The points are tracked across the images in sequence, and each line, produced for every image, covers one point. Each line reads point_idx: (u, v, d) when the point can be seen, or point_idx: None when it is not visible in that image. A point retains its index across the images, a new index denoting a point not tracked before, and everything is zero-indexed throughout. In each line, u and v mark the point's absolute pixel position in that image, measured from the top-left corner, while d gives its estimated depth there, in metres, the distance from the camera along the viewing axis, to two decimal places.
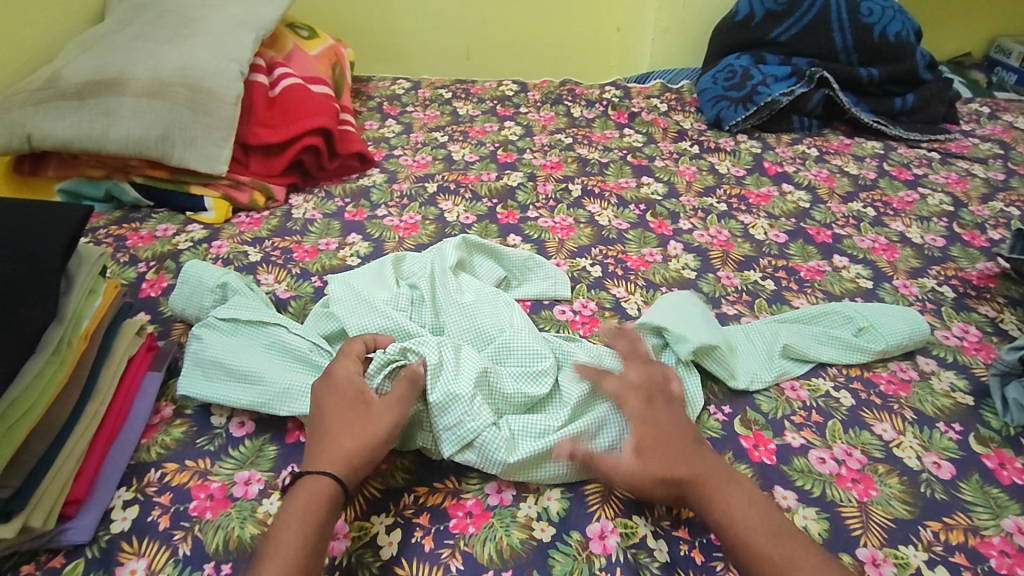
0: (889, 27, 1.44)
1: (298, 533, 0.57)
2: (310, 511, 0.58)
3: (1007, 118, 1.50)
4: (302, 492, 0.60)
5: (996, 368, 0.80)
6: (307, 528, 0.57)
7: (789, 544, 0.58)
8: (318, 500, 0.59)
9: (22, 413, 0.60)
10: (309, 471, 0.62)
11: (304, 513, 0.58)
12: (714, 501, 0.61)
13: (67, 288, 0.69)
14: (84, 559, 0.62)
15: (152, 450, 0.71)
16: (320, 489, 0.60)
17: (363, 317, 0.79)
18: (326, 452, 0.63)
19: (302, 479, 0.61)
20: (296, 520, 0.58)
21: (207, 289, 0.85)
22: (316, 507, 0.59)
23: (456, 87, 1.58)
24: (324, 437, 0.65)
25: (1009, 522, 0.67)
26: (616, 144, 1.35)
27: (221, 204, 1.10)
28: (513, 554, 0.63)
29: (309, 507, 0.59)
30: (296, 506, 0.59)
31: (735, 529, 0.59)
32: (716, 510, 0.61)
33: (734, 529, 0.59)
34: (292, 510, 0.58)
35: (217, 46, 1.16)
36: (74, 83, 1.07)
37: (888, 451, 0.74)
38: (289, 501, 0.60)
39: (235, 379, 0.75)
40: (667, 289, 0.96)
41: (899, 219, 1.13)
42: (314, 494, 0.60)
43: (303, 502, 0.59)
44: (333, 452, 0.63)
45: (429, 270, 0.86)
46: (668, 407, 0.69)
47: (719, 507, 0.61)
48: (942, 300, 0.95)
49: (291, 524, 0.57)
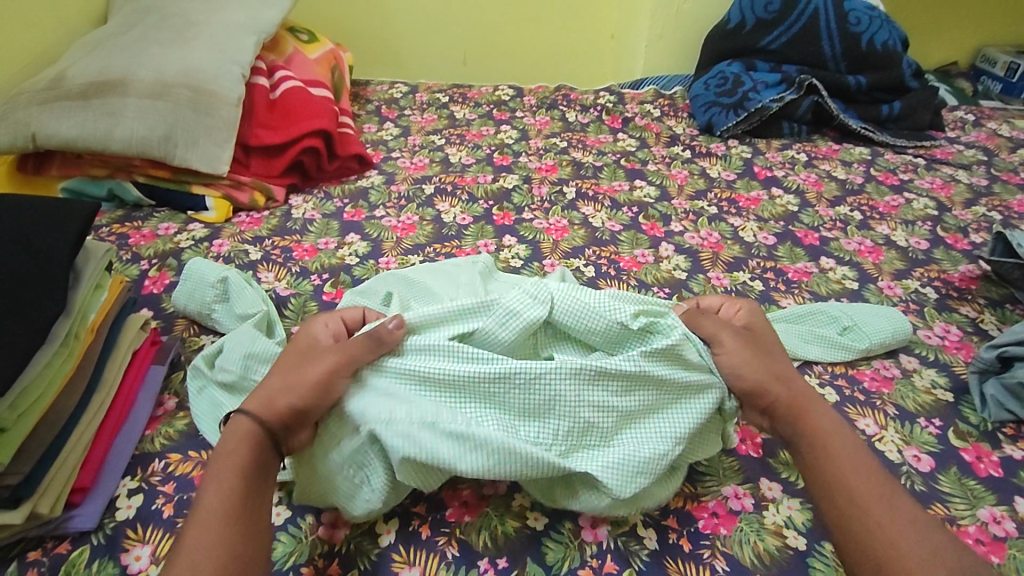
0: (876, 37, 1.47)
1: (230, 477, 0.58)
2: (236, 457, 0.60)
3: (991, 125, 1.54)
4: (232, 440, 0.61)
5: (974, 366, 0.83)
6: (237, 472, 0.58)
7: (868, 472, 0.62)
8: (244, 447, 0.60)
9: (31, 402, 0.62)
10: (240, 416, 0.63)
11: (234, 459, 0.59)
12: (811, 420, 0.65)
13: (75, 283, 0.71)
14: (90, 546, 0.63)
15: (156, 441, 0.73)
16: (249, 436, 0.61)
17: None
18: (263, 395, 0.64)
19: (232, 428, 0.62)
20: (223, 464, 0.59)
21: (208, 283, 0.87)
22: (247, 452, 0.60)
23: (453, 91, 1.60)
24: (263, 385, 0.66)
25: (985, 512, 0.70)
26: (610, 148, 1.38)
27: (223, 204, 1.12)
28: (508, 541, 0.65)
29: (236, 453, 0.60)
30: (224, 450, 0.60)
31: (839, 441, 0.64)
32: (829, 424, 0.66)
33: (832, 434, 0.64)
34: (222, 453, 0.60)
35: (219, 49, 1.19)
36: (79, 84, 1.09)
37: (871, 445, 0.76)
38: (221, 449, 0.61)
39: None
40: (658, 289, 0.98)
41: (884, 222, 1.16)
42: (243, 440, 0.61)
43: (234, 450, 0.60)
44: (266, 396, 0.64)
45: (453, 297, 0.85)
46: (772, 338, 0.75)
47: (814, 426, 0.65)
48: (925, 301, 0.98)
49: (220, 467, 0.59)
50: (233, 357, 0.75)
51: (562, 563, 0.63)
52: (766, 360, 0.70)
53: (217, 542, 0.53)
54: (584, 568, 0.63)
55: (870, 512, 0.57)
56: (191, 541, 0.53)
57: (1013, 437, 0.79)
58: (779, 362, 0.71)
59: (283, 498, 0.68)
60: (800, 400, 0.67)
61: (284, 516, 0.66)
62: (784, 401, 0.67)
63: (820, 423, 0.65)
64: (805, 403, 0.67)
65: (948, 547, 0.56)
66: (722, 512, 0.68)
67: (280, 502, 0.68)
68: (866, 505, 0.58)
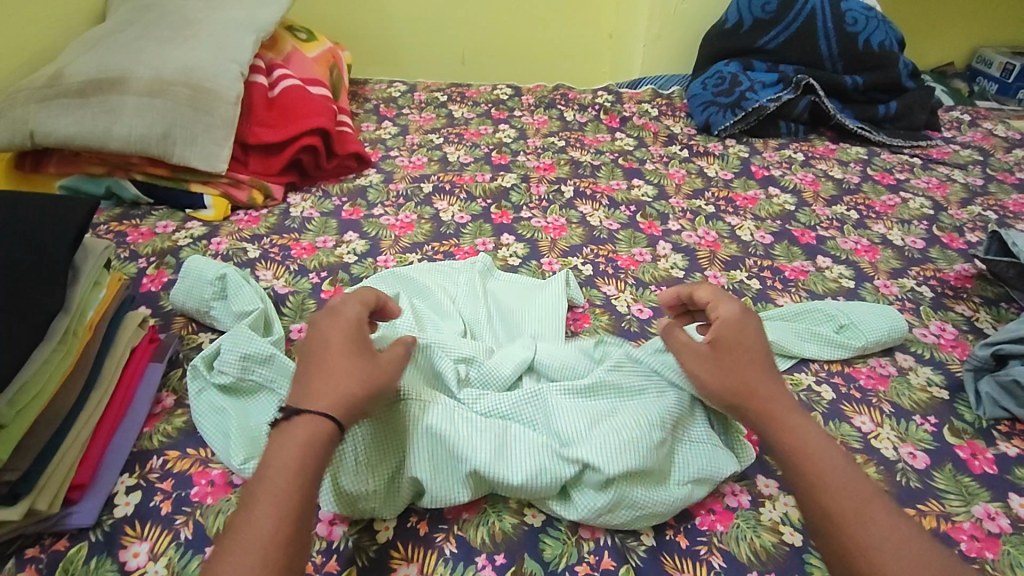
0: (873, 37, 1.48)
1: (297, 471, 0.54)
2: (310, 453, 0.55)
3: (987, 125, 1.55)
4: (298, 429, 0.57)
5: (969, 363, 0.84)
6: (304, 467, 0.55)
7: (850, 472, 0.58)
8: (318, 443, 0.56)
9: (30, 399, 0.62)
10: (307, 409, 0.58)
11: (301, 452, 0.55)
12: (779, 427, 0.62)
13: (74, 280, 0.72)
14: (88, 542, 0.63)
15: (154, 438, 0.73)
16: (320, 429, 0.57)
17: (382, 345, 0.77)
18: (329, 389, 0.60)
19: (300, 417, 0.57)
20: (293, 458, 0.55)
21: (206, 281, 0.87)
22: (317, 446, 0.56)
23: (451, 90, 1.61)
24: (322, 375, 0.61)
25: (979, 509, 0.70)
26: (608, 148, 1.39)
27: (220, 202, 1.12)
28: (506, 538, 0.65)
29: (308, 449, 0.56)
30: (295, 440, 0.56)
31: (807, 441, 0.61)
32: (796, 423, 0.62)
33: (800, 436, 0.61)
34: (290, 443, 0.56)
35: (217, 47, 1.19)
36: (77, 82, 1.09)
37: (866, 442, 0.77)
38: (286, 437, 0.56)
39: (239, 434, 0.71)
40: (655, 287, 0.99)
41: (881, 222, 1.17)
42: (313, 432, 0.57)
43: (302, 441, 0.56)
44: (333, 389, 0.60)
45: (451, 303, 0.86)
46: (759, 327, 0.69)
47: (784, 432, 0.62)
48: (920, 300, 0.99)
49: (288, 461, 0.54)
50: (231, 357, 0.75)
51: (560, 559, 0.64)
52: (735, 360, 0.66)
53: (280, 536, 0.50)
54: (581, 564, 0.63)
55: (847, 527, 0.54)
56: (248, 532, 0.50)
57: (1007, 434, 0.79)
58: (751, 360, 0.66)
59: None
60: (767, 405, 0.64)
61: None
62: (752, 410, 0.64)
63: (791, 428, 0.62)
64: (773, 407, 0.64)
65: (930, 550, 0.53)
66: (719, 509, 0.69)
67: None
68: (842, 514, 0.55)
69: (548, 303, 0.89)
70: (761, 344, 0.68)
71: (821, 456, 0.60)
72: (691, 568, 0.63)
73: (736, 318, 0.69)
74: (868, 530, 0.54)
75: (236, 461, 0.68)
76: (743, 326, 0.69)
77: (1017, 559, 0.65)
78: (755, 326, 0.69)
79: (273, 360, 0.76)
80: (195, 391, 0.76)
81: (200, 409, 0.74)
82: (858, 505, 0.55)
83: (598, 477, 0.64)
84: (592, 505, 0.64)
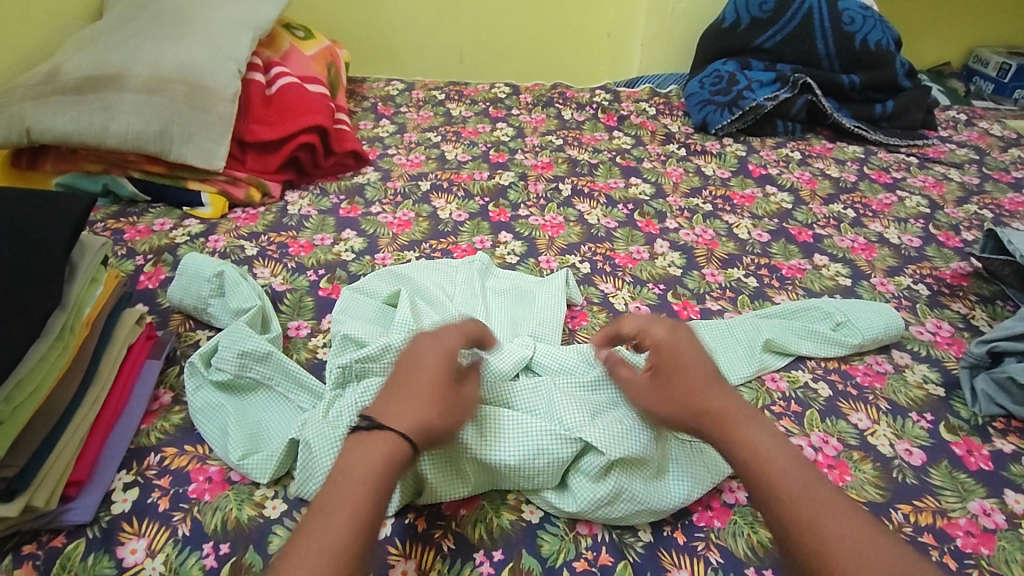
0: (869, 36, 1.48)
1: (374, 487, 0.53)
2: (388, 469, 0.55)
3: (983, 125, 1.55)
4: (379, 444, 0.56)
5: (965, 361, 0.84)
6: (380, 484, 0.54)
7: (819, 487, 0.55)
8: (397, 462, 0.56)
9: (27, 396, 0.62)
10: (388, 425, 0.57)
11: (380, 468, 0.55)
12: (740, 444, 0.59)
13: (70, 277, 0.71)
14: (85, 539, 0.63)
15: (151, 435, 0.73)
16: (401, 449, 0.56)
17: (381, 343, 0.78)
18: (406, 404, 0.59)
19: (381, 434, 0.57)
20: (373, 471, 0.54)
21: (203, 278, 0.87)
22: (396, 465, 0.55)
23: (449, 88, 1.61)
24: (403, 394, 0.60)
25: (975, 505, 0.71)
26: (605, 146, 1.39)
27: (218, 200, 1.11)
28: (503, 534, 0.65)
29: (388, 466, 0.55)
30: (375, 453, 0.55)
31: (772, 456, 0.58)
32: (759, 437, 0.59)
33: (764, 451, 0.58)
34: (370, 455, 0.55)
35: (215, 45, 1.18)
36: (74, 78, 1.08)
37: (863, 439, 0.77)
38: (366, 452, 0.56)
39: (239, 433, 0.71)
40: (653, 285, 0.99)
41: (878, 220, 1.17)
42: (393, 450, 0.56)
43: (382, 456, 0.55)
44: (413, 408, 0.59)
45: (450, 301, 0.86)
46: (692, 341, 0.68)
47: (746, 447, 0.59)
48: (917, 298, 0.99)
49: (369, 474, 0.54)
50: (229, 355, 0.76)
51: (557, 555, 0.64)
52: (678, 380, 0.64)
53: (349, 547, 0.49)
54: (579, 560, 0.63)
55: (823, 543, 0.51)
56: (321, 537, 0.49)
57: (1002, 431, 0.80)
58: (695, 376, 0.64)
59: (279, 492, 0.68)
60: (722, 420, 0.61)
61: (280, 509, 0.67)
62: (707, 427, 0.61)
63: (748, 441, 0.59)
64: (733, 423, 0.60)
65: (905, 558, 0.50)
66: (716, 505, 0.69)
67: (275, 497, 0.68)
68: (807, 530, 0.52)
69: (546, 301, 0.90)
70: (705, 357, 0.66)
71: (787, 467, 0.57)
72: (688, 564, 0.63)
73: (667, 339, 0.68)
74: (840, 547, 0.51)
75: (234, 457, 0.68)
76: (677, 345, 0.67)
77: (1012, 554, 0.66)
78: (692, 342, 0.68)
79: (270, 358, 0.76)
80: (194, 387, 0.76)
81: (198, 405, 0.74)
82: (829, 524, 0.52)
83: (599, 462, 0.65)
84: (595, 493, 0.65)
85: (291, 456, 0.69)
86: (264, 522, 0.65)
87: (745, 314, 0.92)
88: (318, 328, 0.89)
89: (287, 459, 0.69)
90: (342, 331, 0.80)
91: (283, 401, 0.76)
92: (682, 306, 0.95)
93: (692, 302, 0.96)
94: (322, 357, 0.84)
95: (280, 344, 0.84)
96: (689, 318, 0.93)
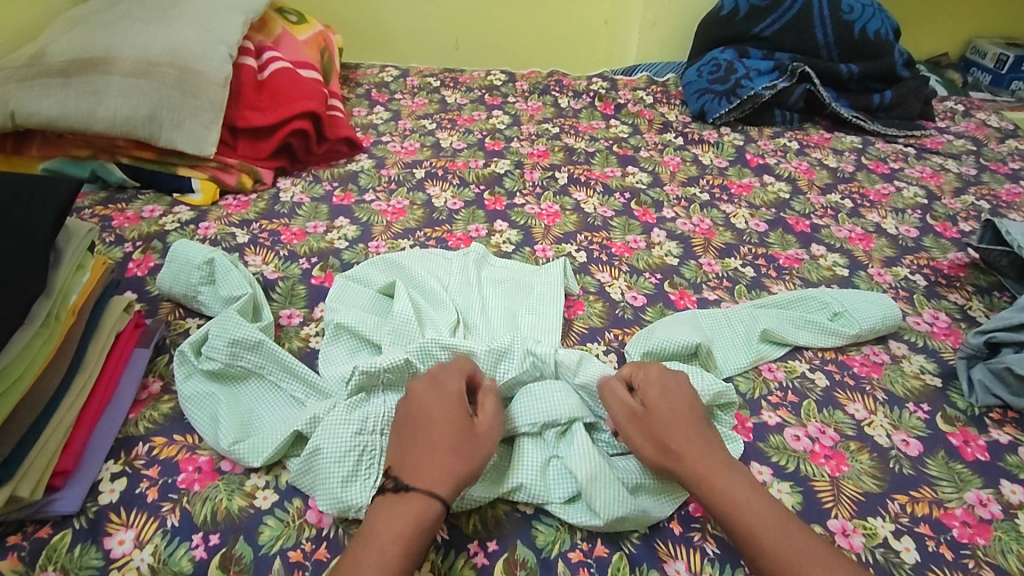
0: (869, 25, 1.47)
1: (404, 553, 0.55)
2: (420, 527, 0.57)
3: (980, 116, 1.55)
4: (412, 504, 0.58)
5: (963, 351, 0.84)
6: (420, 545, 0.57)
7: (783, 514, 0.59)
8: (429, 516, 0.57)
9: (10, 384, 0.61)
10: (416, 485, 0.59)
11: (416, 526, 0.56)
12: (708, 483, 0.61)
13: (56, 262, 0.70)
14: (71, 530, 0.62)
15: (140, 424, 0.72)
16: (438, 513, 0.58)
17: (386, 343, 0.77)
18: (441, 466, 0.60)
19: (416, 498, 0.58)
20: (403, 527, 0.56)
21: (194, 264, 0.85)
22: (427, 525, 0.57)
23: (444, 75, 1.58)
24: (432, 452, 0.61)
25: (971, 495, 0.70)
26: (602, 135, 1.37)
27: (209, 186, 1.10)
28: (497, 524, 0.65)
29: (420, 525, 0.57)
30: (406, 509, 0.57)
31: (743, 498, 0.60)
32: (730, 480, 0.61)
33: (731, 491, 0.60)
34: (404, 510, 0.57)
35: (205, 28, 1.16)
36: (60, 60, 1.06)
37: (859, 429, 0.77)
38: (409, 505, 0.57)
39: (233, 422, 0.70)
40: (649, 275, 0.98)
41: (875, 210, 1.17)
42: (427, 513, 0.57)
43: (414, 516, 0.57)
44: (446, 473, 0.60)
45: (444, 290, 0.86)
46: (680, 379, 0.70)
47: (717, 492, 0.61)
48: (914, 288, 0.99)
49: (401, 532, 0.56)
50: (219, 343, 0.74)
51: (552, 546, 0.63)
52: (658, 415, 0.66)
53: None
54: (574, 551, 0.63)
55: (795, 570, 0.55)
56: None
57: (999, 422, 0.79)
58: (674, 417, 0.65)
59: (270, 482, 0.67)
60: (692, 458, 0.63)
61: (271, 500, 0.66)
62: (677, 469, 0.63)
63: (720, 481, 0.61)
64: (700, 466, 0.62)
65: None
66: None
67: (266, 487, 0.67)
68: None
69: (542, 290, 0.89)
70: (691, 401, 0.68)
71: (759, 509, 0.59)
72: (684, 555, 0.63)
73: (657, 376, 0.69)
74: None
75: (225, 442, 0.67)
76: (665, 384, 0.68)
77: (1007, 545, 0.66)
78: (681, 382, 0.69)
79: (261, 347, 0.75)
80: (185, 375, 0.74)
81: (189, 393, 0.73)
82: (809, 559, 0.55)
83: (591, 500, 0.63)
84: (599, 502, 0.63)
85: (288, 446, 0.68)
86: (255, 512, 0.64)
87: (739, 304, 0.92)
88: (311, 317, 0.87)
89: (283, 448, 0.68)
90: (336, 319, 0.80)
91: (275, 389, 0.75)
92: (679, 296, 0.94)
93: (689, 292, 0.95)
94: (314, 346, 0.83)
95: (272, 333, 0.83)
96: (687, 308, 0.92)
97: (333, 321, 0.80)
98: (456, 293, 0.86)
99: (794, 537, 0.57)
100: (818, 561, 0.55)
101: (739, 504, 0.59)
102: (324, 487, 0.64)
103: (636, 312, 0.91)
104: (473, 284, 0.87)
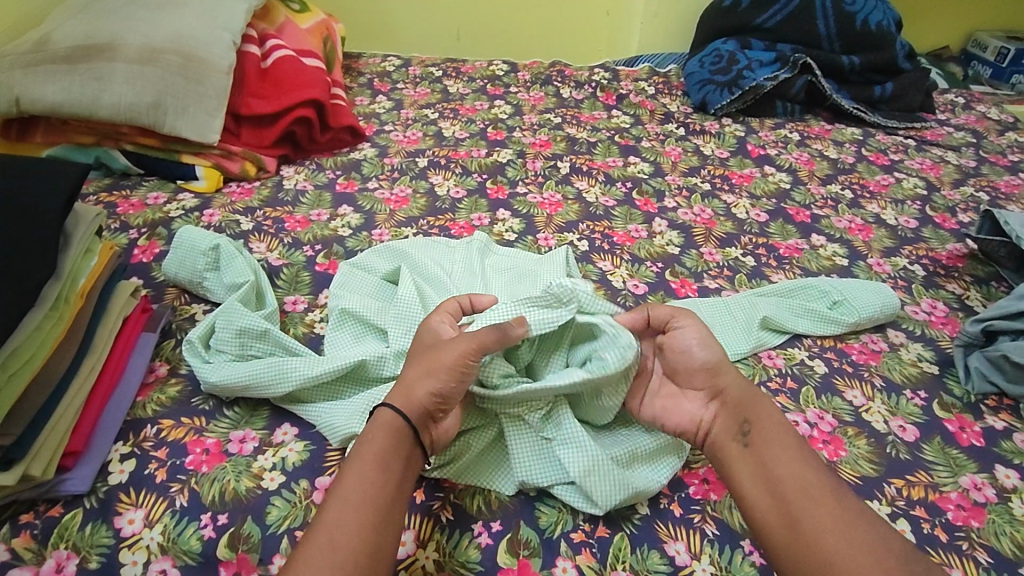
0: (871, 17, 1.47)
1: (366, 479, 0.57)
2: (376, 447, 0.59)
3: (980, 108, 1.55)
4: (375, 434, 0.60)
5: (960, 339, 0.85)
6: (382, 492, 0.57)
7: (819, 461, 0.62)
8: (381, 439, 0.60)
9: (22, 364, 0.62)
10: (384, 411, 0.62)
11: (371, 457, 0.58)
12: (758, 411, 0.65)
13: (65, 246, 0.71)
14: (82, 509, 0.63)
15: (148, 407, 0.73)
16: (398, 432, 0.60)
17: (395, 326, 0.77)
18: (405, 388, 0.63)
19: (376, 409, 0.62)
20: (362, 455, 0.59)
21: (198, 251, 0.86)
22: (387, 444, 0.59)
23: (446, 65, 1.59)
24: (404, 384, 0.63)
25: (966, 479, 0.72)
26: (604, 125, 1.38)
27: (212, 173, 1.10)
28: (501, 505, 0.66)
29: (377, 450, 0.59)
30: (364, 439, 0.60)
31: (788, 436, 0.63)
32: (778, 416, 0.65)
33: (778, 425, 0.64)
34: (364, 443, 0.60)
35: (209, 16, 1.16)
36: (64, 47, 1.06)
37: (857, 415, 0.78)
38: (368, 442, 0.60)
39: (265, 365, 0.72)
40: (651, 264, 0.99)
41: (875, 201, 1.18)
42: (385, 440, 0.60)
43: (376, 445, 0.59)
44: (413, 391, 0.62)
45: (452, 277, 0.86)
46: None
47: (767, 419, 0.64)
48: (912, 278, 1.00)
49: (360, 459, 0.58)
50: (227, 335, 0.76)
51: (554, 527, 0.64)
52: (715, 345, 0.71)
53: (347, 521, 0.54)
54: (576, 532, 0.64)
55: (828, 498, 0.58)
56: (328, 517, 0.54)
57: (994, 408, 0.80)
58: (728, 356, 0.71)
59: (276, 463, 0.68)
60: (750, 395, 0.66)
61: (278, 481, 0.67)
62: (735, 392, 0.66)
63: (771, 422, 0.64)
64: (751, 394, 0.66)
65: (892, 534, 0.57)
66: (712, 478, 0.69)
67: (273, 469, 0.68)
68: (827, 500, 0.58)
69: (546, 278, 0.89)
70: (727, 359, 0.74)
71: (797, 444, 0.63)
72: (684, 536, 0.64)
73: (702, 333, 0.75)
74: (852, 520, 0.56)
75: (267, 371, 0.72)
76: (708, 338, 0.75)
77: (1001, 528, 0.67)
78: None
79: (268, 335, 0.76)
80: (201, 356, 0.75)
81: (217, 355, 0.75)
82: (844, 498, 0.58)
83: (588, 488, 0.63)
84: (599, 490, 0.63)
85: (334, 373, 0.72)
86: (262, 493, 0.65)
87: (736, 292, 0.93)
88: (315, 303, 0.88)
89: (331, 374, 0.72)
90: (341, 304, 0.81)
91: None
92: (680, 285, 0.95)
93: (690, 281, 0.96)
94: (319, 332, 0.84)
95: (277, 319, 0.83)
96: (687, 296, 0.93)
97: (339, 307, 0.81)
98: (464, 279, 0.87)
99: (824, 476, 0.60)
100: (847, 510, 0.57)
101: (786, 442, 0.62)
102: (362, 416, 0.69)
103: (637, 300, 0.92)
104: (476, 271, 0.88)
